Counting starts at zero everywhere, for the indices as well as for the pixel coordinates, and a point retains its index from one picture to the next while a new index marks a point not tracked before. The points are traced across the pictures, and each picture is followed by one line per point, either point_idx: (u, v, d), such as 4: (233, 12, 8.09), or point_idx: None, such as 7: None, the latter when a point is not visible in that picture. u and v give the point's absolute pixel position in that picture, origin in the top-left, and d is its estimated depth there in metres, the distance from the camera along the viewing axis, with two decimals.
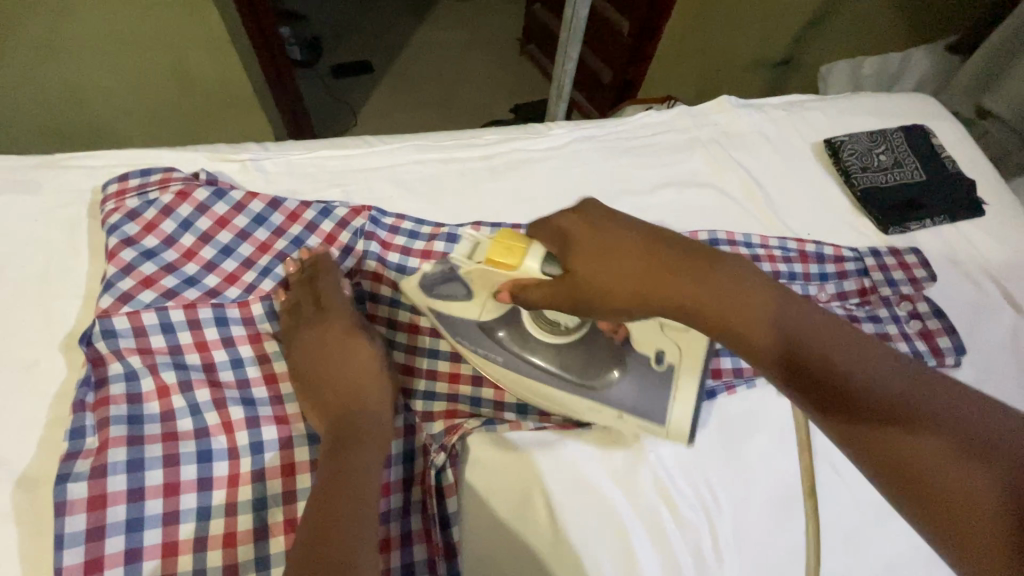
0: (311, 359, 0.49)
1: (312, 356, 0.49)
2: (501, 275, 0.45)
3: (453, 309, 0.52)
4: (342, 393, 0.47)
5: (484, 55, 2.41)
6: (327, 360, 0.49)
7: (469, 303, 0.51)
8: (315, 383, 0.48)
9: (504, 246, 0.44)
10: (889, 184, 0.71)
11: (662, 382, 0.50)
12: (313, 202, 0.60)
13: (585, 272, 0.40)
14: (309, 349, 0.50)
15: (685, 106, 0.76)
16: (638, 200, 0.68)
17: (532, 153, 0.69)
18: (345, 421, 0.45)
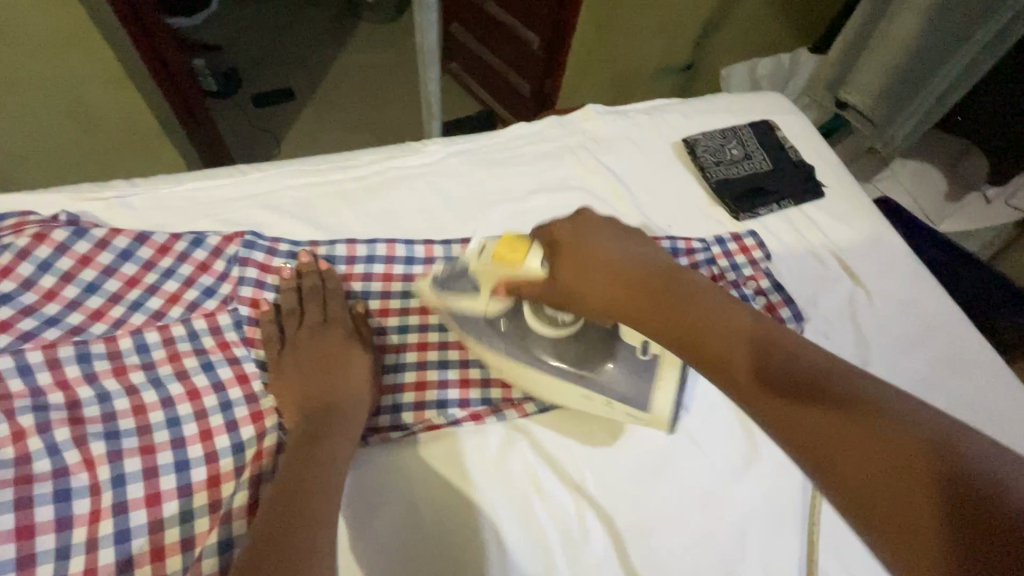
0: (293, 358, 0.58)
1: (290, 355, 0.58)
2: (503, 273, 0.52)
3: (462, 304, 0.57)
4: (325, 391, 0.55)
5: (408, 75, 2.44)
6: (318, 363, 0.57)
7: (476, 299, 0.56)
8: (295, 377, 0.56)
9: (510, 248, 0.51)
10: (740, 175, 0.78)
11: (643, 369, 0.55)
12: (186, 233, 0.61)
13: (571, 282, 0.48)
14: (296, 351, 0.58)
15: (555, 117, 0.81)
16: (512, 206, 0.72)
17: (409, 169, 0.72)
18: (318, 415, 0.53)
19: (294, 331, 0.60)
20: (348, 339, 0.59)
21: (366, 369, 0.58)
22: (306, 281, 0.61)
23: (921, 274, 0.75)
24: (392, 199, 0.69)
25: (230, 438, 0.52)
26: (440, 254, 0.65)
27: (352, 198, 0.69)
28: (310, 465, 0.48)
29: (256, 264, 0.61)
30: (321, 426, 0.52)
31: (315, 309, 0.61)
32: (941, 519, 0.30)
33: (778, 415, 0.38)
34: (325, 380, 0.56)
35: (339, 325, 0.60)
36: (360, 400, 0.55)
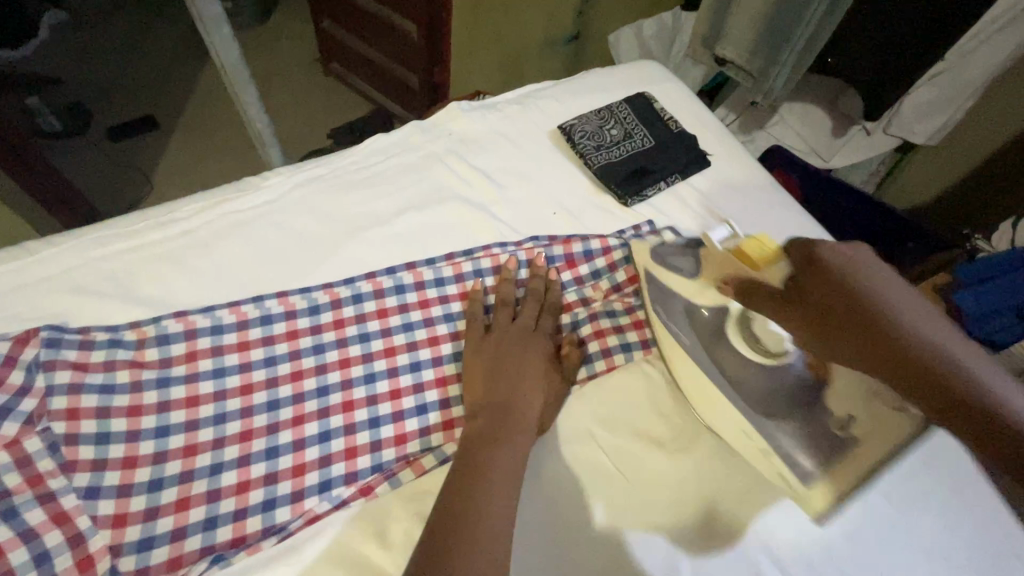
0: (496, 353, 0.54)
1: (491, 339, 0.55)
2: (738, 267, 0.56)
3: (674, 275, 0.61)
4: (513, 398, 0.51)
5: (287, 85, 2.26)
6: (516, 363, 0.53)
7: (693, 281, 0.60)
8: (481, 368, 0.53)
9: (756, 245, 0.55)
10: (623, 157, 0.73)
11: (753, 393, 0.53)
12: None
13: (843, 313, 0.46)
14: (502, 344, 0.55)
15: (417, 122, 0.73)
16: (379, 233, 0.63)
17: (248, 210, 0.62)
18: (497, 409, 0.50)
19: (504, 325, 0.57)
20: (538, 347, 0.56)
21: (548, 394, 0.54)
22: (500, 290, 0.60)
23: (812, 232, 0.74)
24: (230, 251, 0.59)
25: None
26: (300, 306, 0.56)
27: (176, 258, 0.57)
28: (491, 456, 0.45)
29: (65, 365, 0.49)
30: (499, 416, 0.49)
31: (478, 320, 0.57)
32: (931, 396, 0.41)
33: (846, 313, 0.46)
34: (514, 374, 0.52)
35: (547, 336, 0.58)
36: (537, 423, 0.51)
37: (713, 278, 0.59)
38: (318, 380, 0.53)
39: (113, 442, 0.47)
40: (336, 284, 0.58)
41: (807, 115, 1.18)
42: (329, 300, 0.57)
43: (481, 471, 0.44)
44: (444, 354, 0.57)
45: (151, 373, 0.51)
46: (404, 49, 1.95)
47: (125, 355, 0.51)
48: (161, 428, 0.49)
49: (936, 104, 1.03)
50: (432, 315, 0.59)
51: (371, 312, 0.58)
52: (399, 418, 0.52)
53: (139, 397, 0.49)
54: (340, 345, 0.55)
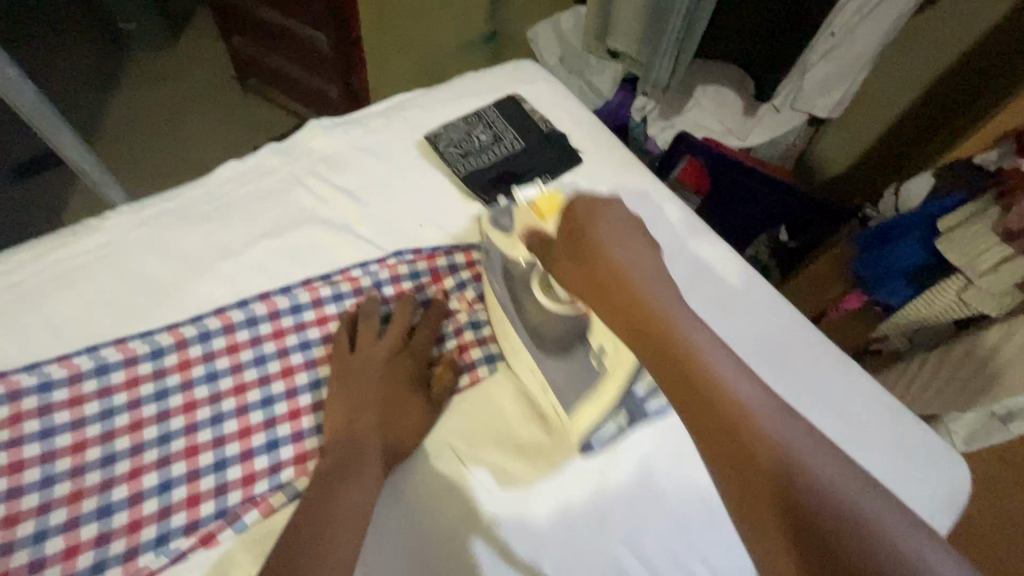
0: (360, 378, 0.54)
1: (356, 358, 0.56)
2: (532, 224, 0.53)
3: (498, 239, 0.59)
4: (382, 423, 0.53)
5: (202, 107, 2.18)
6: (384, 388, 0.55)
7: (507, 239, 0.58)
8: (346, 396, 0.53)
9: (549, 202, 0.53)
10: (490, 162, 0.73)
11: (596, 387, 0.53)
12: None
13: (615, 308, 0.41)
14: (366, 366, 0.55)
15: (274, 145, 0.71)
16: (229, 265, 0.61)
17: (85, 255, 0.59)
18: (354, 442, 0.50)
19: (372, 346, 0.56)
20: (413, 367, 0.57)
21: (420, 412, 0.55)
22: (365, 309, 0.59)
23: (684, 221, 0.75)
24: (64, 300, 0.56)
25: None
26: (141, 352, 0.54)
27: (2, 315, 0.54)
28: (352, 489, 0.48)
29: None
30: (353, 451, 0.50)
31: (368, 330, 0.57)
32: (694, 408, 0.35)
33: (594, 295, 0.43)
34: (381, 398, 0.54)
35: (420, 346, 0.59)
36: (407, 443, 0.53)
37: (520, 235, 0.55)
38: (160, 428, 0.51)
39: None
40: (182, 324, 0.56)
41: (719, 97, 1.19)
42: (173, 342, 0.55)
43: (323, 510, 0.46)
44: (298, 385, 0.55)
45: None
46: (317, 61, 1.91)
47: None
48: None
49: (832, 76, 1.02)
50: (286, 345, 0.57)
51: (219, 349, 0.55)
52: (247, 458, 0.51)
53: None
54: (185, 389, 0.53)
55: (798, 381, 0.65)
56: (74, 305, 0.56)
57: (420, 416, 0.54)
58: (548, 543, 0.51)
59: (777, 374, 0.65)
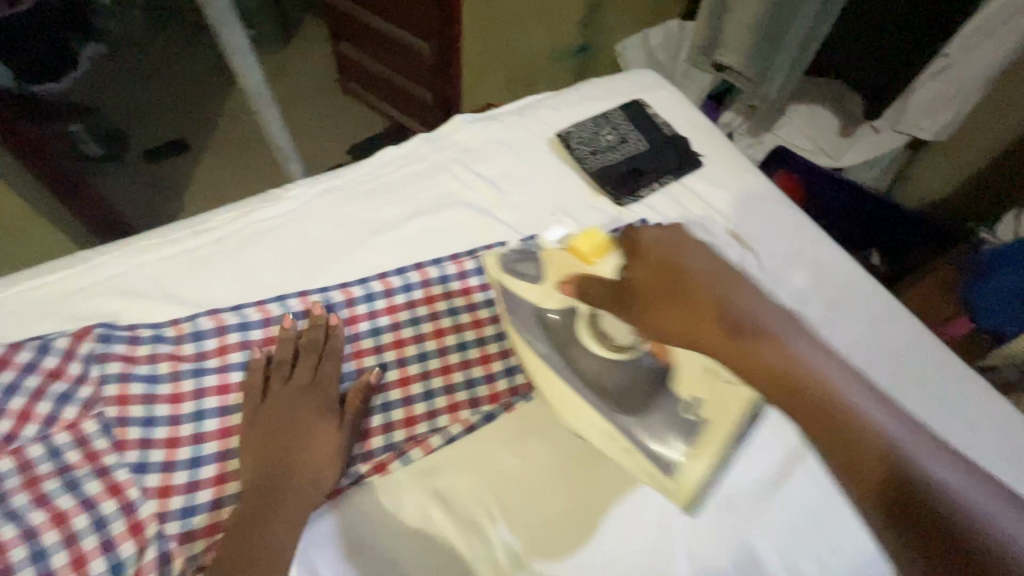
0: (265, 426, 0.55)
1: (287, 389, 0.57)
2: (575, 265, 0.56)
3: (522, 286, 0.59)
4: (289, 462, 0.54)
5: (307, 106, 2.37)
6: (287, 430, 0.55)
7: (537, 288, 0.59)
8: (260, 437, 0.55)
9: (587, 240, 0.55)
10: (618, 160, 0.78)
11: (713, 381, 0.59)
12: (28, 340, 0.56)
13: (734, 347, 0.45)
14: (272, 415, 0.56)
15: (424, 134, 0.79)
16: (389, 236, 0.69)
17: (272, 219, 0.68)
18: (274, 479, 0.52)
19: (276, 390, 0.57)
20: (326, 408, 0.58)
21: (341, 441, 0.56)
22: (279, 347, 0.59)
23: (804, 228, 0.77)
24: (257, 254, 0.65)
25: (107, 559, 0.49)
26: (319, 305, 0.62)
27: (210, 262, 0.64)
28: (279, 520, 0.50)
29: (116, 357, 0.56)
30: (280, 482, 0.52)
31: (308, 365, 0.59)
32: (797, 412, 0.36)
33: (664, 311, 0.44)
34: (287, 437, 0.55)
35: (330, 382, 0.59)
36: (327, 475, 0.54)
37: (557, 279, 0.57)
38: (336, 370, 0.60)
39: (158, 426, 0.54)
40: (352, 284, 0.64)
41: (814, 116, 1.23)
42: (346, 298, 0.63)
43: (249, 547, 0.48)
44: (448, 346, 0.63)
45: (189, 364, 0.57)
46: (418, 68, 2.04)
47: (167, 346, 0.58)
48: (198, 413, 0.56)
49: (944, 98, 1.01)
50: (437, 310, 0.64)
51: (382, 308, 0.63)
52: (409, 404, 0.60)
53: (179, 386, 0.56)
54: (354, 341, 0.62)
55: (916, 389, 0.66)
56: (265, 259, 0.65)
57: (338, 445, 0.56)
58: (659, 512, 0.56)
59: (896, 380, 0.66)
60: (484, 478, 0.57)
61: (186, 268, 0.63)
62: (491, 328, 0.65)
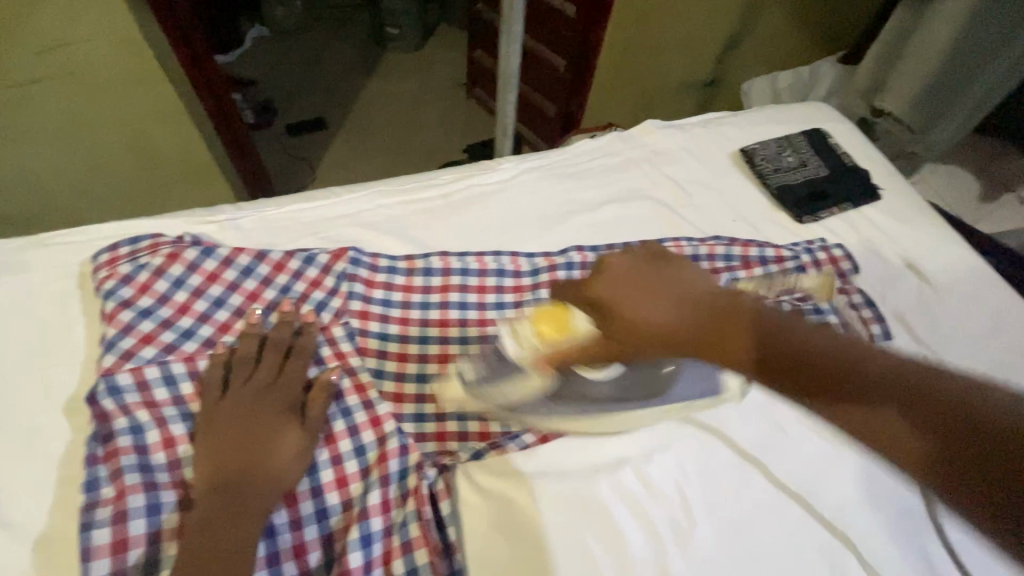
0: (223, 422, 0.52)
1: (226, 403, 0.53)
2: (549, 345, 0.51)
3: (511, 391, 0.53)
4: (250, 462, 0.49)
5: (435, 104, 2.54)
6: (252, 424, 0.52)
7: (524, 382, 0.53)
8: (217, 441, 0.51)
9: (551, 319, 0.52)
10: (798, 180, 0.82)
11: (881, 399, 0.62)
12: (297, 251, 0.65)
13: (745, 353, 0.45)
14: (232, 411, 0.52)
15: (616, 133, 0.86)
16: (585, 218, 0.76)
17: (485, 186, 0.77)
18: (230, 484, 0.48)
19: (236, 389, 0.54)
20: (284, 411, 0.53)
21: (299, 448, 0.52)
22: (276, 332, 0.58)
23: (982, 275, 0.78)
24: (474, 214, 0.74)
25: (353, 442, 0.54)
26: (525, 268, 0.69)
27: (435, 215, 0.73)
28: (236, 515, 0.46)
29: (362, 280, 0.64)
30: (235, 491, 0.48)
31: (271, 369, 0.56)
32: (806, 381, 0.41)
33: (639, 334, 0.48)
34: (248, 430, 0.51)
35: (287, 388, 0.55)
36: (283, 476, 0.50)
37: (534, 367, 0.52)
38: None
39: (391, 342, 0.62)
40: (554, 254, 0.70)
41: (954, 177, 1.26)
42: (547, 265, 0.69)
43: (206, 550, 0.44)
44: None
45: (418, 297, 0.65)
46: (548, 82, 2.14)
47: (400, 278, 0.66)
48: (422, 337, 0.63)
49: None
50: None
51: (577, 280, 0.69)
52: None
53: (407, 312, 0.64)
54: None
55: None
56: (481, 221, 0.73)
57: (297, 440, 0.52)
58: (855, 514, 0.56)
59: None
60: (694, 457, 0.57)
61: (415, 217, 0.72)
62: None
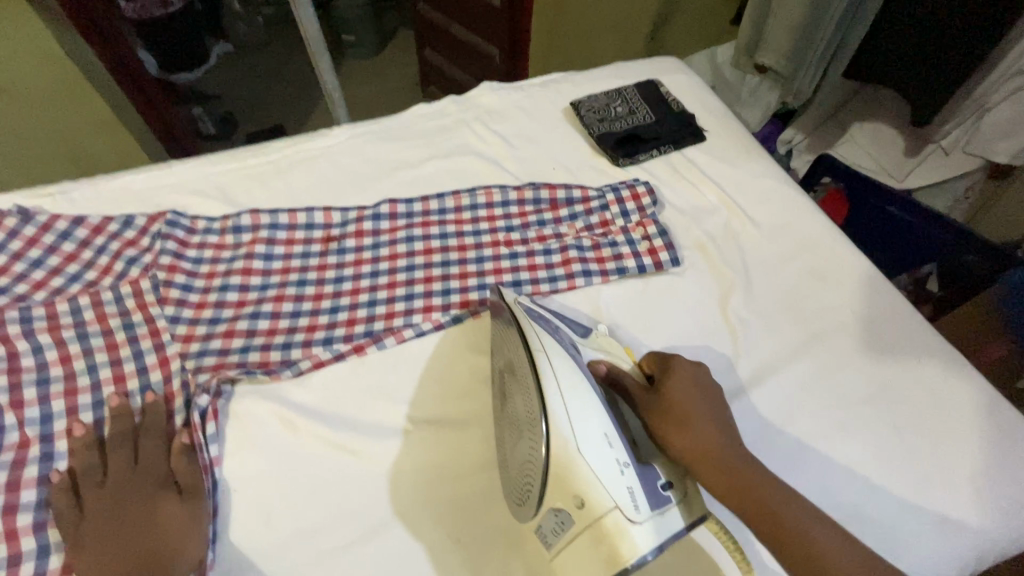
0: (100, 527, 0.50)
1: (91, 515, 0.50)
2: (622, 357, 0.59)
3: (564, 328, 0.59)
4: (136, 556, 0.48)
5: (387, 103, 2.55)
6: (132, 517, 0.50)
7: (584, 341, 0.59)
8: (92, 556, 0.48)
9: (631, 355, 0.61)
10: (622, 127, 0.84)
11: (653, 324, 0.66)
12: (117, 215, 0.70)
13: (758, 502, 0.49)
14: (95, 518, 0.50)
15: (453, 96, 0.90)
16: (406, 173, 0.80)
17: (313, 151, 0.82)
18: None
19: (97, 494, 0.52)
20: (160, 488, 0.52)
21: (183, 517, 0.50)
22: (115, 424, 0.56)
23: (800, 204, 0.78)
24: (298, 176, 0.78)
25: (140, 380, 0.60)
26: (337, 221, 0.73)
27: (260, 179, 0.78)
28: None
29: (173, 238, 0.68)
30: None
31: (125, 458, 0.54)
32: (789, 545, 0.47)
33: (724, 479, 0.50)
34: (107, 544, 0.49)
35: (154, 466, 0.54)
36: (177, 546, 0.49)
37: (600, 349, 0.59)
38: (337, 272, 0.69)
39: (193, 291, 0.66)
40: (366, 208, 0.74)
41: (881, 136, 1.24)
42: (357, 217, 0.73)
43: None
44: (434, 262, 0.70)
45: (228, 253, 0.70)
46: (487, 71, 2.14)
47: (210, 235, 0.70)
48: (224, 287, 0.67)
49: (1016, 122, 1.02)
50: (431, 233, 0.73)
51: (385, 229, 0.73)
52: (390, 302, 0.66)
53: (215, 265, 0.69)
54: (357, 250, 0.71)
55: (890, 354, 0.65)
56: (304, 183, 0.78)
57: (176, 505, 0.51)
58: None
59: (872, 343, 0.66)
60: (457, 383, 0.61)
61: (240, 184, 0.77)
62: (474, 252, 0.71)
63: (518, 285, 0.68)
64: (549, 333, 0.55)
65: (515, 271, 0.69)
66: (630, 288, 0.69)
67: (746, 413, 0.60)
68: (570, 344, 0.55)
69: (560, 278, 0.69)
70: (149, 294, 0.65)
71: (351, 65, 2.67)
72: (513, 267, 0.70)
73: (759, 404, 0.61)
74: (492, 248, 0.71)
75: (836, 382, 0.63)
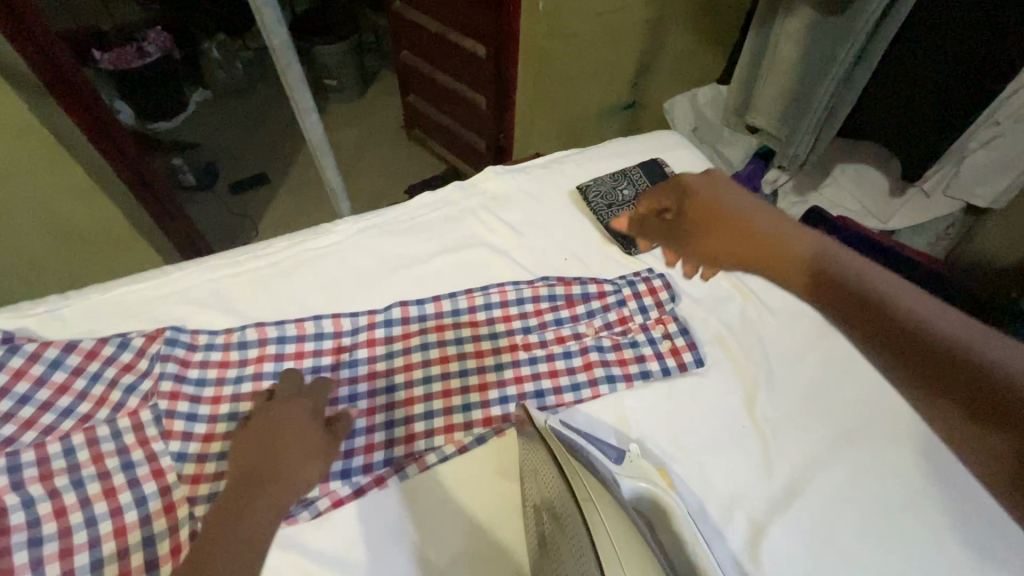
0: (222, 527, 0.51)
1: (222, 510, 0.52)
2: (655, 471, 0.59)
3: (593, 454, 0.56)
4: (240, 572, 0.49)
5: (372, 147, 2.51)
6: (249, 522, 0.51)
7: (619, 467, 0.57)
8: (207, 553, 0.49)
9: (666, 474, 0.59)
10: (631, 213, 0.83)
11: (683, 432, 0.64)
12: (112, 336, 0.66)
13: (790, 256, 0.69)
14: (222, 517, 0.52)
15: (457, 182, 0.88)
16: (414, 271, 0.77)
17: (317, 250, 0.79)
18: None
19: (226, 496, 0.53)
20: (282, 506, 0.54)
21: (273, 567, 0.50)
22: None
23: None
24: (302, 280, 0.75)
25: (142, 532, 0.56)
26: (346, 328, 0.70)
27: (262, 284, 0.75)
28: None
29: (174, 360, 0.64)
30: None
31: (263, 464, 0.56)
32: (840, 297, 0.64)
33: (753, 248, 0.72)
34: (253, 487, 0.54)
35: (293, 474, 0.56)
36: None
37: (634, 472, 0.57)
38: (350, 388, 0.66)
39: (198, 422, 0.62)
40: (377, 311, 0.71)
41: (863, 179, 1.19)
42: (368, 323, 0.71)
43: None
44: (451, 371, 0.68)
45: (232, 373, 0.66)
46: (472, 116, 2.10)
47: (211, 354, 0.66)
48: (231, 414, 0.63)
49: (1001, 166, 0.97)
50: (446, 337, 0.70)
51: (397, 335, 0.70)
52: (410, 422, 0.63)
53: (220, 389, 0.65)
54: (370, 362, 0.68)
55: (921, 455, 0.64)
56: (309, 288, 0.75)
57: (321, 434, 0.59)
58: None
59: (901, 440, 0.65)
60: (482, 514, 0.59)
61: (241, 291, 0.74)
62: (492, 358, 0.69)
63: (540, 396, 0.66)
64: (590, 469, 0.52)
65: (536, 379, 0.67)
66: (656, 392, 0.67)
67: (784, 530, 0.58)
68: (612, 480, 0.52)
69: (583, 385, 0.67)
70: (150, 429, 0.60)
71: (334, 110, 2.64)
72: (533, 374, 0.68)
73: (797, 519, 0.59)
74: (510, 353, 0.69)
75: (871, 489, 0.61)
